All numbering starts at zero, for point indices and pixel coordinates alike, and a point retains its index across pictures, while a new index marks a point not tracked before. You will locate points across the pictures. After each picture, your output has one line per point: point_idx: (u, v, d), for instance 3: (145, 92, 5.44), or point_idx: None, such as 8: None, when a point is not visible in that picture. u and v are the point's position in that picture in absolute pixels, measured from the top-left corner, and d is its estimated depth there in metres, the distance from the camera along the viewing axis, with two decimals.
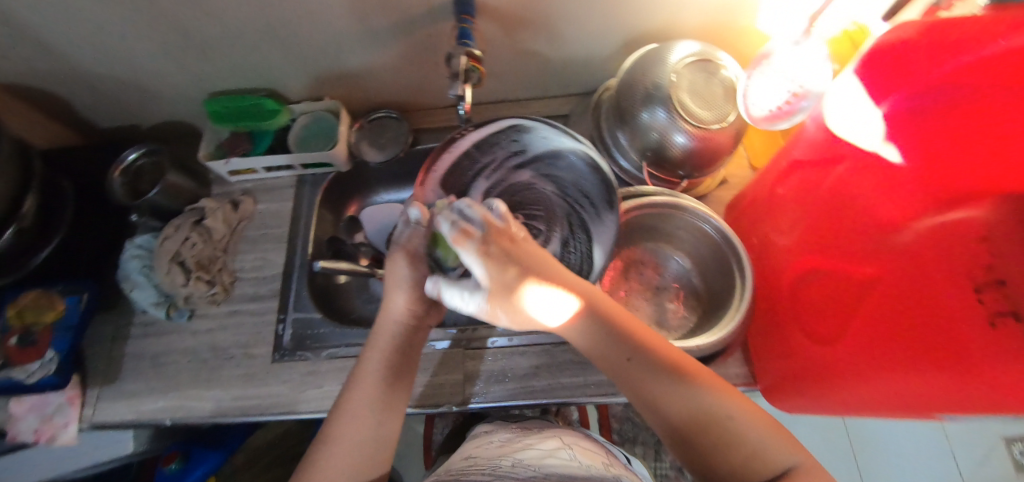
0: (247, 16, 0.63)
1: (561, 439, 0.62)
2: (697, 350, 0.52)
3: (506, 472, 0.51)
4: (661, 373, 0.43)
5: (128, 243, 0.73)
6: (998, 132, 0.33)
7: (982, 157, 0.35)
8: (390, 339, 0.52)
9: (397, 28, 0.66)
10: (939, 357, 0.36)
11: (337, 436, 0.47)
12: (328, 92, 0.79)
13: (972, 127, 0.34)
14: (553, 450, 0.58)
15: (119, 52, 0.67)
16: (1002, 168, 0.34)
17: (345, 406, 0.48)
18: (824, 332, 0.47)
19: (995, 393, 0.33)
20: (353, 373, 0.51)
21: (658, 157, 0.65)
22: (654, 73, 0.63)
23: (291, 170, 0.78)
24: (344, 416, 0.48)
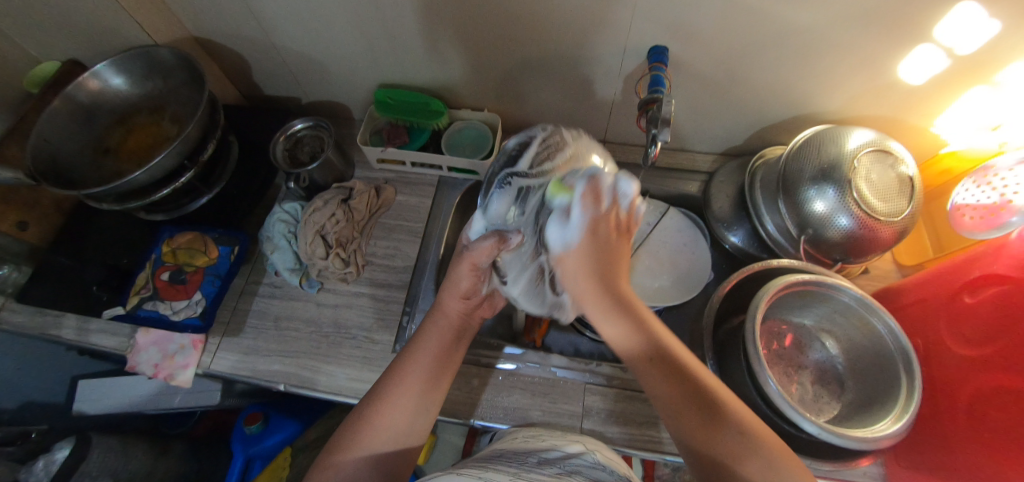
0: (453, 27, 0.67)
1: (586, 444, 0.56)
2: (850, 442, 0.49)
3: (537, 469, 0.47)
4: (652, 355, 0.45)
5: (278, 206, 0.77)
6: None
7: None
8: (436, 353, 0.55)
9: (583, 63, 0.70)
10: None
11: (388, 401, 0.50)
12: (488, 104, 0.82)
13: None
14: (575, 453, 0.53)
15: (322, 32, 0.72)
16: None
17: (400, 375, 0.52)
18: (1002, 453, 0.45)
19: None
20: (393, 373, 0.53)
21: (817, 236, 0.64)
22: (829, 153, 0.64)
23: (437, 169, 0.81)
24: (400, 388, 0.51)
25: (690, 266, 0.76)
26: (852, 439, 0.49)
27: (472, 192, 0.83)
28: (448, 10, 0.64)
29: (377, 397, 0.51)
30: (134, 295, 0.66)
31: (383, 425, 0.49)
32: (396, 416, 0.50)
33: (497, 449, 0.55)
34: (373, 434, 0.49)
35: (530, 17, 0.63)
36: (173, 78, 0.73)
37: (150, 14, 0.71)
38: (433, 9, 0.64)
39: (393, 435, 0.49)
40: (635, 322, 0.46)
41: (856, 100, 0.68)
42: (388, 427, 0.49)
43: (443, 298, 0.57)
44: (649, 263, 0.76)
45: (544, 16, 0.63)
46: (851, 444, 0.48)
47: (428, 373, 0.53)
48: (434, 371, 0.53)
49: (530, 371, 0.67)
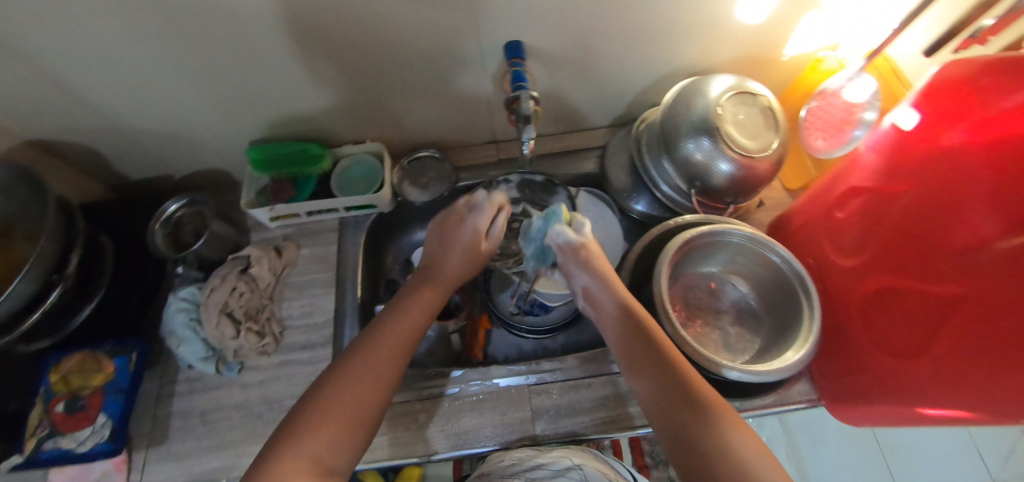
0: (303, 66, 0.64)
1: (573, 457, 0.54)
2: (768, 378, 0.51)
3: None
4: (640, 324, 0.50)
5: (173, 296, 0.71)
6: None
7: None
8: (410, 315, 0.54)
9: (445, 73, 0.68)
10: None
11: (364, 365, 0.47)
12: (369, 134, 0.79)
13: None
14: (562, 470, 0.51)
15: (164, 103, 0.67)
16: None
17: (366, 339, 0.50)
18: (908, 347, 0.47)
19: None
20: (361, 337, 0.51)
21: (705, 186, 0.67)
22: (698, 106, 0.66)
23: (334, 213, 0.77)
24: (370, 341, 0.50)
25: (604, 243, 0.77)
26: (771, 373, 0.50)
27: (377, 225, 0.80)
28: (288, 50, 0.61)
29: (342, 360, 0.48)
30: (30, 438, 0.60)
31: (354, 378, 0.46)
32: (368, 360, 0.48)
33: (486, 473, 0.54)
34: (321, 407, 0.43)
35: (376, 38, 0.61)
36: (13, 193, 0.67)
37: None
38: (276, 53, 0.61)
39: (366, 394, 0.46)
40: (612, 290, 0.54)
41: (711, 47, 0.70)
42: (363, 384, 0.46)
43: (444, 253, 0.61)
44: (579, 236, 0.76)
45: (389, 35, 0.61)
46: (770, 379, 0.51)
47: (403, 327, 0.52)
48: (401, 327, 0.52)
49: (474, 390, 0.65)
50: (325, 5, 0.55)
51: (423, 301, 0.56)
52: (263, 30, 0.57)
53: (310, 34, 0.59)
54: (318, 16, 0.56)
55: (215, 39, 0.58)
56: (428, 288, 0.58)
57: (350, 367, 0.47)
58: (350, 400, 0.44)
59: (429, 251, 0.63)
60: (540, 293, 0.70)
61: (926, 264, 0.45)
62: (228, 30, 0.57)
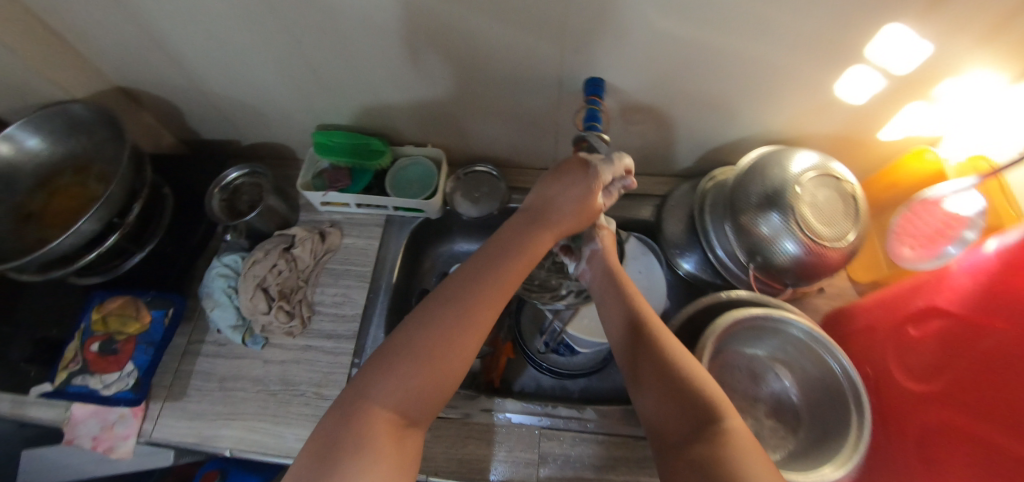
0: (386, 64, 0.65)
1: None
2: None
3: None
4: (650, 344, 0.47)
5: (217, 260, 0.73)
6: None
7: None
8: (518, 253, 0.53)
9: (521, 94, 0.68)
10: None
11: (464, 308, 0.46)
12: (432, 139, 0.80)
13: None
14: None
15: (249, 75, 0.69)
16: None
17: (471, 288, 0.48)
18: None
19: None
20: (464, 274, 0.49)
21: (766, 263, 0.63)
22: (774, 179, 0.63)
23: (383, 209, 0.78)
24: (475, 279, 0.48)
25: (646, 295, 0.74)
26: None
27: (422, 229, 0.80)
28: (376, 46, 0.62)
29: (445, 295, 0.47)
30: (63, 369, 0.63)
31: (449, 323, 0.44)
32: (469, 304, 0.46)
33: None
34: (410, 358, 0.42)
35: (462, 49, 0.61)
36: (94, 133, 0.70)
37: (61, 68, 0.67)
38: (363, 47, 0.62)
39: (466, 346, 0.44)
40: (630, 308, 0.52)
41: (798, 119, 0.67)
42: (463, 346, 0.44)
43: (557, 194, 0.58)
44: None
45: (476, 50, 0.61)
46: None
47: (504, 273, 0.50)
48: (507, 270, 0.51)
49: (485, 419, 0.64)
50: (418, 11, 0.56)
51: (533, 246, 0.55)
52: (357, 25, 0.58)
53: (402, 36, 0.60)
54: (413, 21, 0.57)
55: (306, 24, 0.59)
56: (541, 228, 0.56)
57: (452, 305, 0.46)
58: (450, 352, 0.43)
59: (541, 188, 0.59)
60: (570, 335, 0.70)
61: (1002, 412, 0.41)
62: (324, 19, 0.58)
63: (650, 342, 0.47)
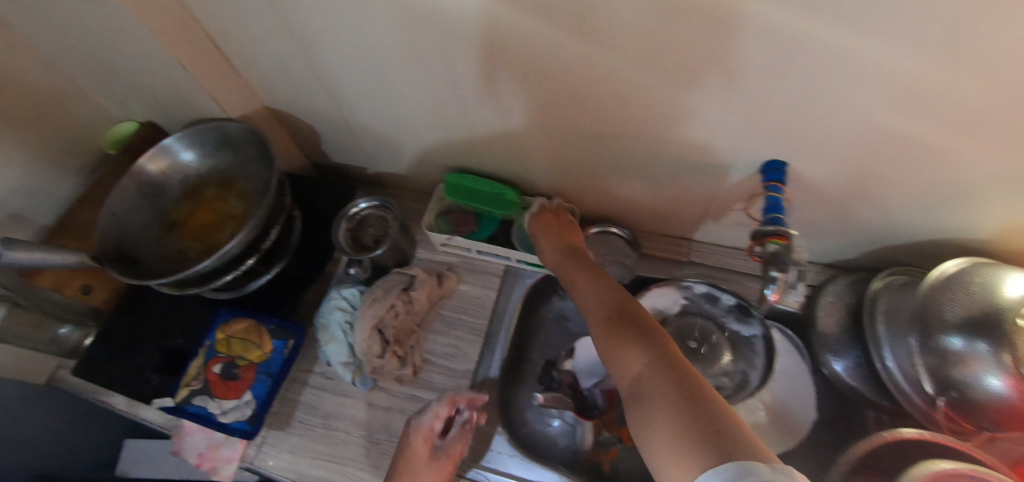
0: (543, 120, 0.61)
1: None
2: None
3: None
4: (636, 334, 0.46)
5: (335, 291, 0.72)
6: None
7: None
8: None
9: (681, 165, 0.62)
10: None
11: None
12: (565, 193, 0.75)
13: None
14: None
15: (398, 112, 0.68)
16: None
17: (422, 458, 0.58)
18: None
19: None
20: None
21: (964, 399, 0.53)
22: (989, 301, 0.52)
23: (504, 259, 0.74)
24: None
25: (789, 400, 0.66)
26: None
27: (540, 285, 0.76)
28: (541, 102, 0.58)
29: None
30: (185, 386, 0.63)
31: None
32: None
33: None
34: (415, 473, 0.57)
35: (633, 116, 0.56)
36: (240, 152, 0.72)
37: (225, 87, 0.69)
38: (526, 101, 0.59)
39: None
40: (614, 301, 0.51)
41: (1015, 231, 0.57)
42: None
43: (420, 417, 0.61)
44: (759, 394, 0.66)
45: (650, 119, 0.56)
46: None
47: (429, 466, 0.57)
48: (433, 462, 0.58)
49: None
50: (600, 77, 0.52)
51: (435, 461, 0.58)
52: (530, 81, 0.55)
53: (575, 97, 0.56)
54: (591, 85, 0.53)
55: (473, 73, 0.56)
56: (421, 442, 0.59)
57: None
58: None
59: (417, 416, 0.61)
60: None
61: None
62: (497, 73, 0.55)
63: (640, 336, 0.45)
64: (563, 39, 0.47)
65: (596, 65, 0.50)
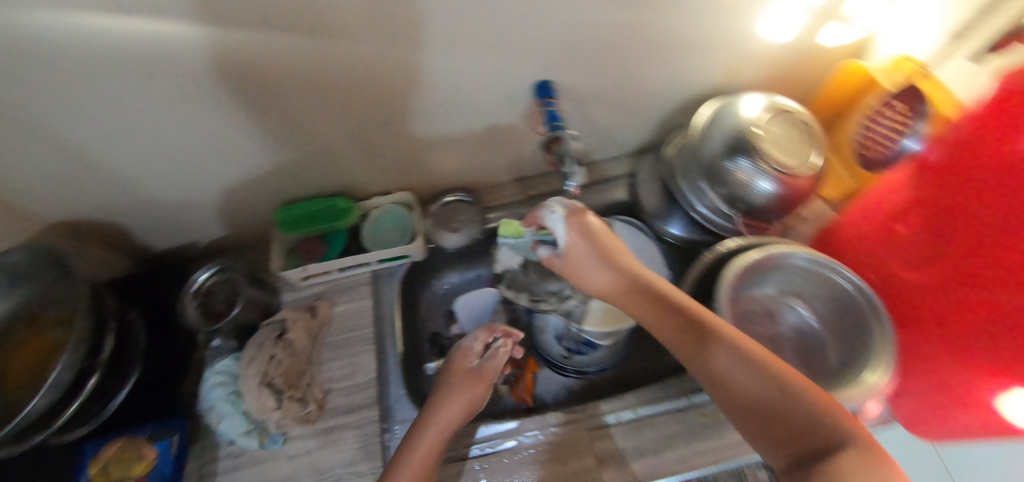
0: (333, 121, 0.63)
1: None
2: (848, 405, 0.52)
3: None
4: (695, 329, 0.47)
5: (208, 371, 0.68)
6: None
7: None
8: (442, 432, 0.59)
9: (473, 115, 0.68)
10: None
11: (425, 447, 0.57)
12: (397, 184, 0.78)
13: None
14: None
15: (193, 170, 0.66)
16: None
17: (444, 401, 0.62)
18: (996, 364, 0.45)
19: None
20: (421, 419, 0.60)
21: (747, 205, 0.66)
22: (732, 127, 0.64)
23: (367, 266, 0.75)
24: (427, 432, 0.59)
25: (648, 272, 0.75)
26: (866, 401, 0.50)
27: (409, 275, 0.79)
28: (320, 105, 0.60)
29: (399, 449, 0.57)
30: None
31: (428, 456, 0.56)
32: (439, 429, 0.59)
33: None
34: (459, 383, 0.64)
35: (406, 88, 0.61)
36: (38, 277, 0.65)
37: None
38: (305, 108, 0.60)
39: (426, 463, 0.56)
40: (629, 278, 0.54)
41: (734, 67, 0.70)
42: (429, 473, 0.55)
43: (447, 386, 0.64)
44: None
45: (421, 84, 0.60)
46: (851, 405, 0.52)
47: (456, 408, 0.62)
48: (456, 399, 0.62)
49: (531, 442, 0.62)
50: (356, 62, 0.55)
51: (456, 397, 0.63)
52: (297, 89, 0.57)
53: (348, 88, 0.59)
54: (353, 73, 0.56)
55: (243, 104, 0.57)
56: (461, 379, 0.65)
57: (420, 444, 0.57)
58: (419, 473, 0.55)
59: (439, 382, 0.66)
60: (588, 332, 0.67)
61: (997, 279, 0.44)
62: (262, 92, 0.56)
63: (688, 333, 0.48)
64: (298, 37, 0.50)
65: (346, 52, 0.53)
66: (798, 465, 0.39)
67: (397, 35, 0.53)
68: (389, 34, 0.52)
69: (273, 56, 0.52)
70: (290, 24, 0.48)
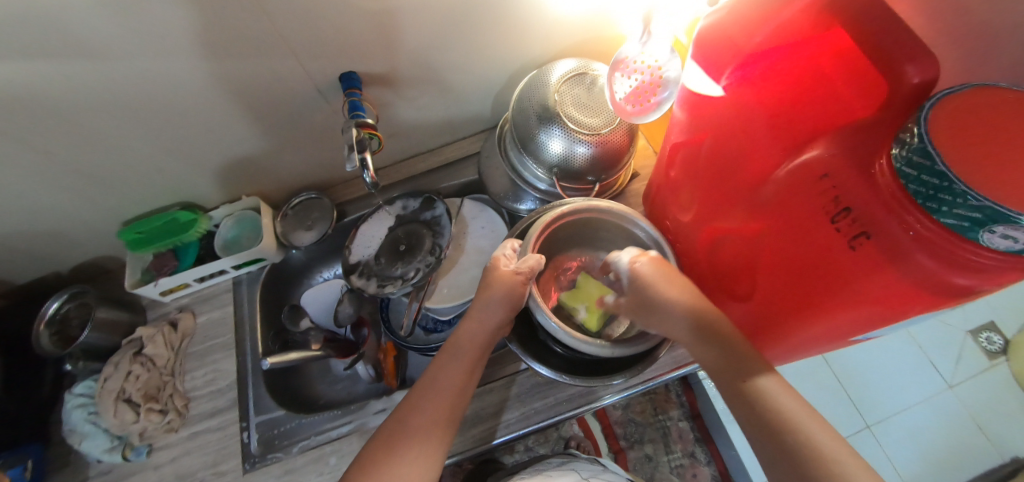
0: (142, 139, 0.63)
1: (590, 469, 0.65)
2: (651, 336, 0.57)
3: None
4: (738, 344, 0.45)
5: (69, 394, 0.69)
6: (823, 77, 0.43)
7: (797, 106, 0.45)
8: (454, 378, 0.56)
9: (293, 116, 0.68)
10: (818, 295, 0.40)
11: (427, 400, 0.54)
12: (243, 190, 0.79)
13: (791, 81, 0.44)
14: None
15: (14, 203, 0.65)
16: (826, 104, 0.43)
17: (462, 343, 0.58)
18: (733, 290, 0.49)
19: (875, 307, 0.37)
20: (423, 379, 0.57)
21: (566, 171, 0.67)
22: (539, 97, 0.66)
23: (224, 274, 0.77)
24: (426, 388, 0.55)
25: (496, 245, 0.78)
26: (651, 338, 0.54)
27: (273, 278, 0.80)
28: (120, 125, 0.60)
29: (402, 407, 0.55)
30: None
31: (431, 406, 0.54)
32: (443, 377, 0.56)
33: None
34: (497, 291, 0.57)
35: (205, 100, 0.60)
36: None
37: None
38: (104, 130, 0.59)
39: (441, 418, 0.53)
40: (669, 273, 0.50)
41: (550, 38, 0.70)
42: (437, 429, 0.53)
43: (481, 313, 0.58)
44: (474, 258, 0.76)
45: (220, 93, 0.60)
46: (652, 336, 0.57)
47: (468, 353, 0.58)
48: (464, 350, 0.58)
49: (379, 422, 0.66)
50: (135, 78, 0.54)
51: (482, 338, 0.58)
52: (85, 112, 0.56)
53: (143, 107, 0.58)
54: (140, 91, 0.56)
55: (37, 134, 0.56)
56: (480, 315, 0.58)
57: (421, 400, 0.54)
58: (425, 426, 0.52)
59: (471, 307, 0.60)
60: (434, 309, 0.74)
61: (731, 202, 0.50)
62: (46, 118, 0.55)
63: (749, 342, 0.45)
64: (53, 62, 0.49)
65: (118, 71, 0.52)
66: (776, 448, 0.40)
67: (164, 48, 0.52)
68: (154, 48, 0.51)
69: (45, 84, 0.51)
70: (48, 49, 0.48)
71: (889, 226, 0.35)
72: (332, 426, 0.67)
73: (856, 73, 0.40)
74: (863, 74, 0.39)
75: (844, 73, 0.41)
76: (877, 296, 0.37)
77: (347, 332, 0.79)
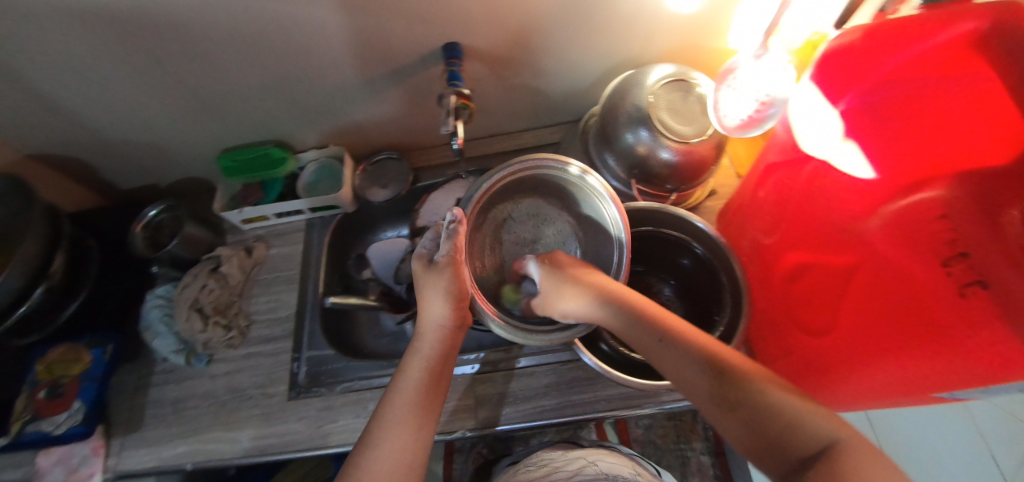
0: (257, 75, 0.68)
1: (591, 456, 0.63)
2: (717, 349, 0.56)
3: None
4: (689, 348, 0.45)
5: (150, 294, 0.76)
6: (952, 111, 0.40)
7: (927, 134, 0.42)
8: (423, 370, 0.57)
9: (392, 76, 0.71)
10: (916, 337, 0.39)
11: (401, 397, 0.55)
12: (331, 139, 0.84)
13: (921, 109, 0.41)
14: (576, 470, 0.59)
15: (139, 114, 0.72)
16: (952, 142, 0.40)
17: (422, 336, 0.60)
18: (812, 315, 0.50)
19: (973, 362, 0.36)
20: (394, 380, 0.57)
21: (645, 173, 0.68)
22: (633, 97, 0.66)
23: (301, 214, 0.82)
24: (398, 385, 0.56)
25: None
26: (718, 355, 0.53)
27: (343, 226, 0.85)
28: (242, 58, 0.65)
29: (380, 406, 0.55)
30: (14, 422, 0.66)
31: (406, 403, 0.54)
32: (410, 373, 0.57)
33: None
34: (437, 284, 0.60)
35: (320, 47, 0.64)
36: None
37: None
38: (228, 60, 0.65)
39: (423, 414, 0.54)
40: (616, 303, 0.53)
41: (651, 39, 0.70)
42: (420, 424, 0.54)
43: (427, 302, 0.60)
44: None
45: (334, 43, 0.64)
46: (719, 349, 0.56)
47: (428, 352, 0.59)
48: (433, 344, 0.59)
49: None
50: (266, 17, 0.58)
51: (439, 335, 0.60)
52: (215, 41, 0.61)
53: (265, 45, 0.63)
54: (268, 30, 0.60)
55: (171, 54, 0.62)
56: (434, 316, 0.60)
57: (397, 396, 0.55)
58: (405, 417, 0.53)
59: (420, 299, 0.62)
60: None
61: (826, 234, 0.49)
62: (182, 40, 0.60)
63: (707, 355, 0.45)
64: None
65: (254, 8, 0.57)
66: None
67: None
68: None
69: (188, 10, 0.56)
70: None
71: (1009, 282, 0.32)
72: (374, 374, 0.70)
73: (992, 107, 0.37)
74: (999, 108, 0.36)
75: (977, 109, 0.38)
76: (981, 349, 0.35)
77: (402, 290, 0.83)
